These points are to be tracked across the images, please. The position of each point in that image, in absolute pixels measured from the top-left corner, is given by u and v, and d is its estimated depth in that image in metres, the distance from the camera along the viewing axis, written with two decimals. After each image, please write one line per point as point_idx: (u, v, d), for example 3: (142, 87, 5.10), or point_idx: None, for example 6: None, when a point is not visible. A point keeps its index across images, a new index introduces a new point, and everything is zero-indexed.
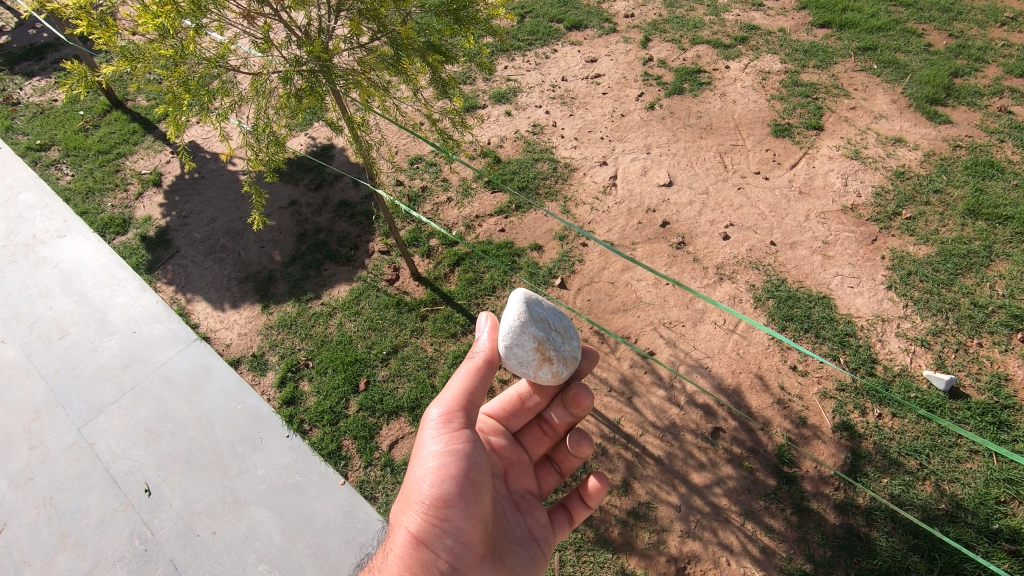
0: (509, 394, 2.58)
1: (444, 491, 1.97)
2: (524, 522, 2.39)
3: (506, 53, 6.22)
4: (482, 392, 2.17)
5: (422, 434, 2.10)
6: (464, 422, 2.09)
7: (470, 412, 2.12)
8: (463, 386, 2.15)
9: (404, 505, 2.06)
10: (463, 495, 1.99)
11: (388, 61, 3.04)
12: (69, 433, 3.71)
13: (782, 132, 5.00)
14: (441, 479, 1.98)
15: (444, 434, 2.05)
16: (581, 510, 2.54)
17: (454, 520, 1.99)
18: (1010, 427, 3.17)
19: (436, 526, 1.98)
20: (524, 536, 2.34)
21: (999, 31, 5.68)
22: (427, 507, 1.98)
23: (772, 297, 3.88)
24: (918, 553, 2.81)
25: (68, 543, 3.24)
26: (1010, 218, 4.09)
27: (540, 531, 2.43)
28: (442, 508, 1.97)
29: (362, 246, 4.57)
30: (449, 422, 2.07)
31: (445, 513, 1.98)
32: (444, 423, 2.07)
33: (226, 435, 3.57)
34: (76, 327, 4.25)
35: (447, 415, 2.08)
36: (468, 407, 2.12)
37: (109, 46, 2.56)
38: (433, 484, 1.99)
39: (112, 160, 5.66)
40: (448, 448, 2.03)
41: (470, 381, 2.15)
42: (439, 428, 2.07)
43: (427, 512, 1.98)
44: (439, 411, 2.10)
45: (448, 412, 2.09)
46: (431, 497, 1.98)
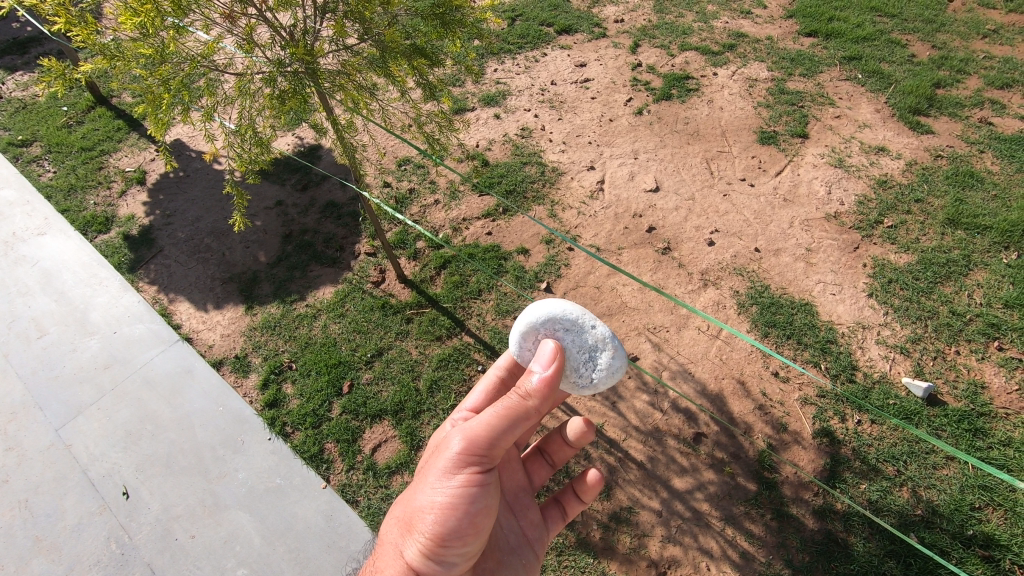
0: (491, 380, 2.50)
1: (448, 532, 1.83)
2: (517, 526, 2.37)
3: (496, 56, 6.22)
4: (513, 437, 1.91)
5: (434, 463, 1.91)
6: (482, 464, 1.90)
7: (494, 453, 1.91)
8: (495, 426, 1.88)
9: (399, 530, 1.90)
10: (466, 536, 1.87)
11: (374, 62, 3.03)
12: (47, 435, 3.65)
13: (768, 139, 5.05)
14: (448, 520, 1.83)
15: (460, 473, 1.87)
16: (575, 503, 2.46)
17: (452, 557, 1.88)
18: (985, 434, 3.22)
19: (433, 563, 1.85)
20: (518, 541, 2.34)
21: (981, 43, 5.78)
22: (428, 543, 1.83)
23: (755, 303, 3.91)
24: (895, 558, 2.84)
25: (43, 546, 3.19)
26: (989, 228, 4.15)
27: (534, 533, 2.41)
28: (443, 547, 1.84)
29: (348, 248, 4.55)
30: (468, 461, 1.88)
31: (445, 551, 1.85)
32: (462, 461, 1.88)
33: (207, 438, 3.53)
34: (55, 327, 4.20)
35: (467, 454, 1.88)
36: (493, 448, 1.89)
37: (88, 44, 2.53)
38: (438, 522, 1.83)
39: (95, 157, 5.59)
40: (460, 490, 1.86)
41: (504, 424, 1.88)
42: (456, 464, 1.87)
43: (427, 549, 1.83)
44: (461, 446, 1.88)
45: (470, 451, 1.88)
46: (434, 536, 1.83)
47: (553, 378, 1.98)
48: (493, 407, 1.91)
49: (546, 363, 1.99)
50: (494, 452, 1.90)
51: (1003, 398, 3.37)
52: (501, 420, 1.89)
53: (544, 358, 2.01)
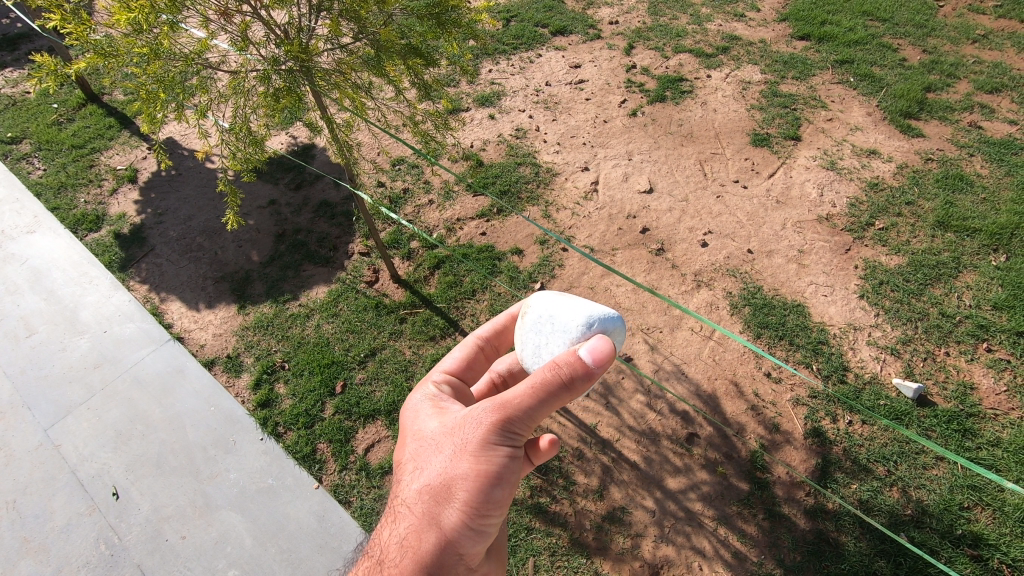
0: (468, 344, 2.30)
1: (490, 502, 1.70)
2: None
3: (491, 57, 6.23)
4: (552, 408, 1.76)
5: (471, 430, 1.73)
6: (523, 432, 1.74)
7: (534, 423, 1.73)
8: (540, 394, 1.69)
9: (429, 500, 1.71)
10: (504, 504, 1.74)
11: (369, 62, 3.02)
12: (35, 435, 3.61)
13: (761, 142, 5.08)
14: (491, 489, 1.69)
15: (502, 440, 1.71)
16: (523, 466, 2.07)
17: (488, 528, 1.74)
18: (974, 434, 3.26)
19: (470, 536, 1.70)
20: None
21: (971, 48, 5.84)
22: (468, 514, 1.68)
23: (748, 304, 3.94)
24: (885, 557, 2.86)
25: (31, 548, 3.15)
26: (978, 231, 4.19)
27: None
28: (483, 518, 1.70)
29: (342, 247, 4.54)
30: (510, 428, 1.71)
31: (484, 522, 1.71)
32: (505, 430, 1.71)
33: (199, 438, 3.51)
34: (44, 326, 4.15)
35: (510, 422, 1.70)
36: (534, 417, 1.73)
37: (80, 41, 2.51)
38: (480, 490, 1.68)
39: (86, 155, 5.54)
40: (502, 457, 1.70)
41: (550, 396, 1.70)
42: (497, 432, 1.70)
43: (468, 520, 1.68)
44: (503, 413, 1.69)
45: (513, 418, 1.70)
46: (477, 506, 1.68)
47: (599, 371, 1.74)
48: (534, 373, 1.71)
49: (595, 355, 1.72)
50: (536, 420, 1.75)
51: (991, 399, 3.40)
52: (544, 389, 1.69)
53: (592, 348, 1.74)
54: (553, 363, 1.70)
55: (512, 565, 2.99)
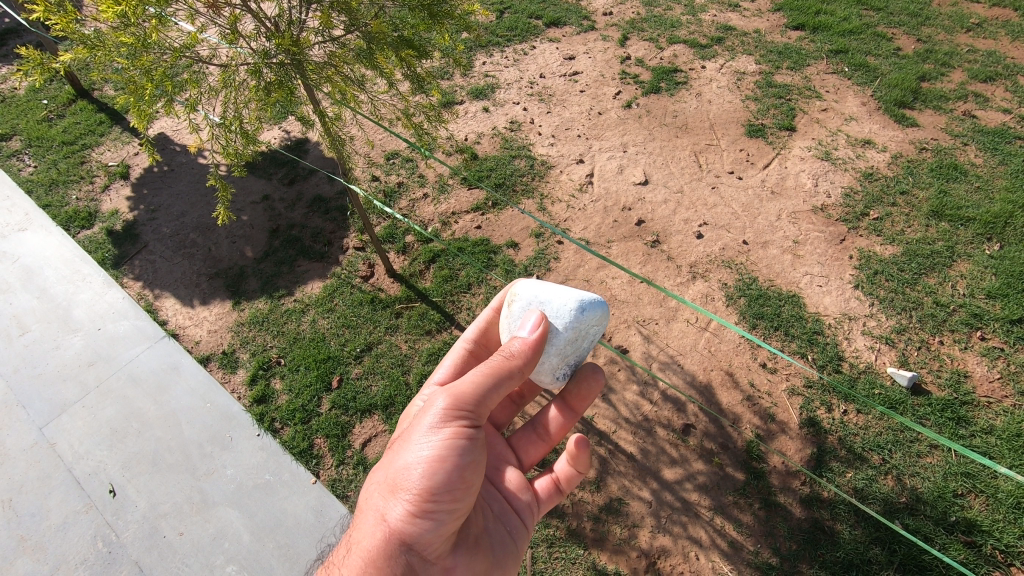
0: (457, 351, 2.49)
1: (436, 488, 1.78)
2: (500, 494, 2.22)
3: (484, 49, 6.18)
4: (501, 392, 1.96)
5: (419, 420, 1.89)
6: (472, 420, 1.89)
7: (483, 404, 1.91)
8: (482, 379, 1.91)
9: (382, 495, 1.84)
10: (454, 492, 1.80)
11: (361, 54, 3.00)
12: (30, 434, 3.60)
13: (756, 133, 5.07)
14: (436, 473, 1.78)
15: (447, 426, 1.85)
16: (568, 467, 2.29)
17: (440, 517, 1.80)
18: (967, 422, 3.28)
19: (419, 525, 1.78)
20: (501, 508, 2.18)
21: (965, 37, 5.83)
22: (414, 501, 1.77)
23: (743, 295, 3.94)
24: (880, 545, 2.88)
25: (28, 546, 3.14)
26: (972, 220, 4.21)
27: (520, 500, 2.23)
28: (430, 504, 1.77)
29: (336, 242, 4.52)
30: (455, 414, 1.87)
31: (432, 509, 1.78)
32: (451, 414, 1.86)
33: (195, 435, 3.50)
34: (37, 324, 4.13)
35: (457, 405, 1.87)
36: (482, 400, 1.91)
37: (68, 33, 2.48)
38: (425, 476, 1.78)
39: (77, 151, 5.49)
40: (450, 442, 1.82)
41: (492, 378, 1.92)
42: (444, 416, 1.86)
43: (414, 508, 1.77)
44: (447, 400, 1.87)
45: (460, 404, 1.87)
46: (422, 492, 1.77)
47: (537, 344, 2.04)
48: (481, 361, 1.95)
49: (532, 329, 2.07)
50: (484, 406, 1.91)
51: (985, 387, 3.42)
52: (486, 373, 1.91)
53: (529, 326, 2.09)
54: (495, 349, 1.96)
55: None
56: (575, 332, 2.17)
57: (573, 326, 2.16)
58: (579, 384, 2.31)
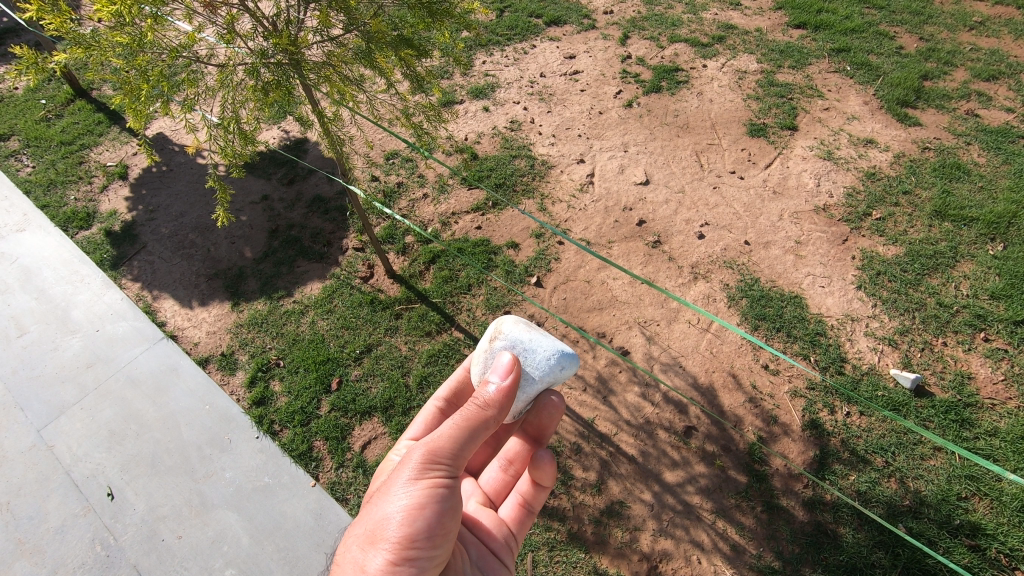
0: (428, 411, 2.41)
1: (417, 535, 1.69)
2: (476, 539, 2.15)
3: (484, 48, 6.16)
4: (478, 441, 1.88)
5: (397, 468, 1.79)
6: (452, 467, 1.81)
7: (463, 455, 1.84)
8: (461, 428, 1.84)
9: (358, 545, 1.70)
10: (436, 539, 1.72)
11: (359, 53, 2.96)
12: (28, 436, 3.58)
13: (757, 132, 5.05)
14: (416, 521, 1.70)
15: (426, 474, 1.76)
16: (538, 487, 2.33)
17: (421, 565, 1.70)
18: (972, 424, 3.25)
19: (400, 575, 1.66)
20: (478, 554, 2.11)
21: (968, 35, 5.80)
22: (395, 551, 1.67)
23: (746, 296, 3.92)
24: (884, 548, 2.86)
25: (26, 549, 3.13)
26: (976, 220, 4.18)
27: (496, 542, 2.19)
28: (412, 552, 1.68)
29: (336, 243, 4.50)
30: (434, 462, 1.78)
31: (413, 558, 1.69)
32: (430, 463, 1.78)
33: (193, 437, 3.48)
34: (36, 325, 4.11)
35: (436, 454, 1.79)
36: (461, 449, 1.83)
37: (62, 32, 2.44)
38: (406, 525, 1.69)
39: (75, 151, 5.47)
40: (429, 491, 1.74)
41: (470, 427, 1.84)
42: (424, 464, 1.77)
43: (394, 558, 1.66)
44: (426, 447, 1.79)
45: (437, 452, 1.79)
46: (403, 541, 1.68)
47: (511, 390, 1.93)
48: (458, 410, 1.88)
49: (504, 374, 1.95)
50: (463, 453, 1.84)
51: (989, 388, 3.39)
52: (465, 423, 1.85)
53: (502, 369, 1.97)
54: (472, 396, 1.90)
55: None
56: (545, 382, 2.21)
57: (545, 373, 2.18)
58: (540, 414, 2.31)
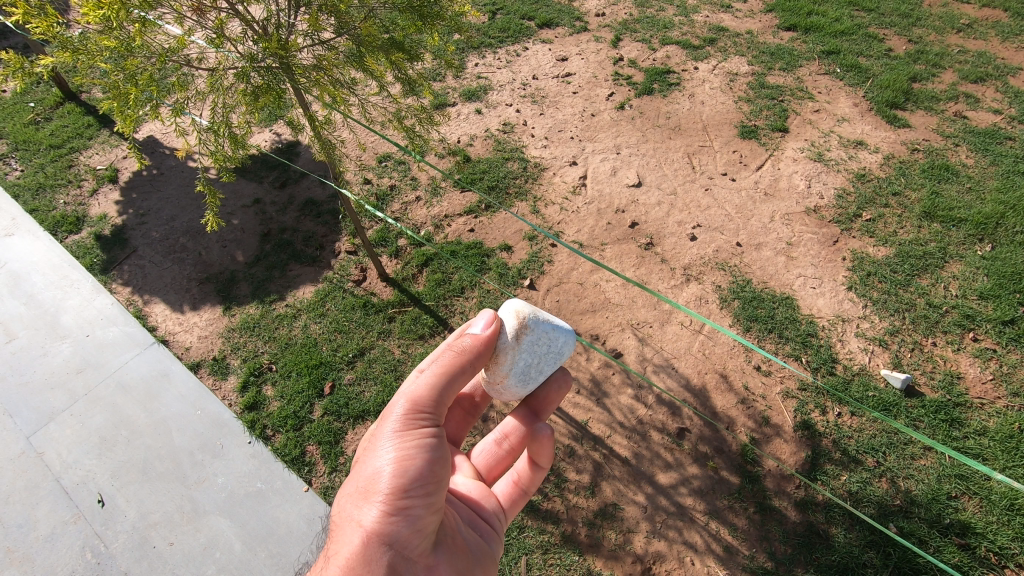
0: None
1: (409, 483, 1.67)
2: (465, 504, 2.10)
3: (476, 51, 6.16)
4: (457, 386, 1.90)
5: (383, 423, 1.78)
6: (435, 416, 1.82)
7: (445, 402, 1.85)
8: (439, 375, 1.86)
9: (352, 504, 1.67)
10: (429, 485, 1.70)
11: (350, 57, 2.95)
12: (17, 443, 3.55)
13: (749, 134, 5.08)
14: (407, 469, 1.67)
15: (411, 426, 1.76)
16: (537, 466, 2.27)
17: (417, 513, 1.67)
18: (961, 424, 3.28)
19: (397, 524, 1.63)
20: (468, 517, 2.05)
21: (955, 37, 5.85)
22: (389, 501, 1.64)
23: (737, 298, 3.94)
24: (875, 548, 2.88)
25: (15, 558, 3.10)
26: (964, 221, 4.22)
27: (484, 510, 2.13)
28: (406, 500, 1.65)
29: (328, 246, 4.48)
30: (417, 412, 1.79)
31: (408, 506, 1.66)
32: (413, 414, 1.78)
33: (185, 443, 3.46)
34: (24, 331, 4.08)
35: (418, 404, 1.80)
36: (442, 397, 1.84)
37: (49, 36, 2.43)
38: (397, 474, 1.66)
39: (64, 155, 5.43)
40: (416, 439, 1.73)
41: (447, 373, 1.86)
42: (407, 417, 1.77)
43: (389, 507, 1.63)
44: (406, 399, 1.78)
45: (419, 403, 1.80)
46: (396, 490, 1.65)
47: (492, 339, 1.99)
48: (434, 361, 1.90)
49: (486, 326, 1.99)
50: (444, 401, 1.85)
51: (978, 388, 3.43)
52: (442, 371, 1.86)
53: (482, 321, 2.02)
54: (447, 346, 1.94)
55: (504, 564, 2.98)
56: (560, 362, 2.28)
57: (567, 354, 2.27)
58: (546, 388, 2.32)
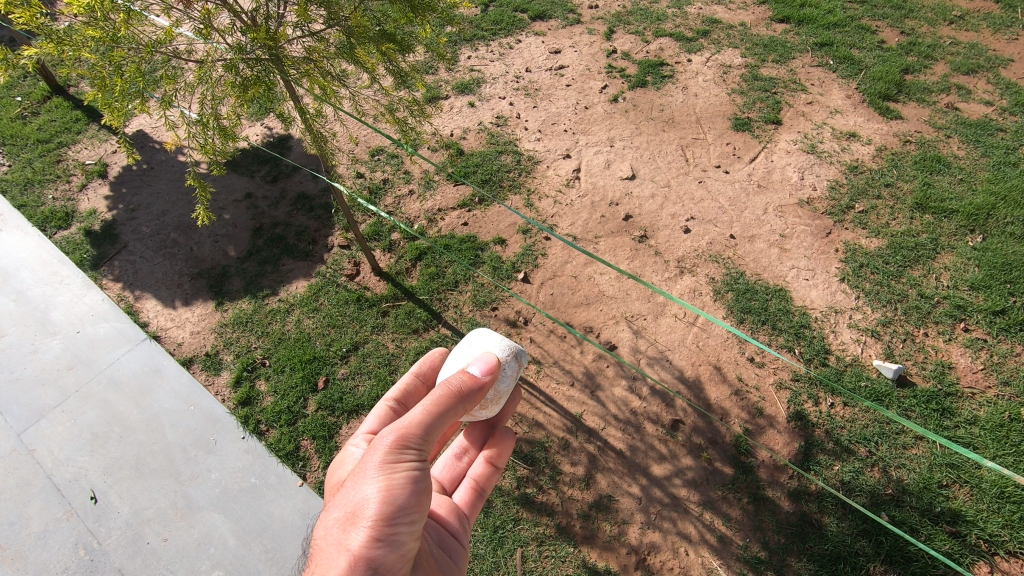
0: (380, 408, 2.27)
1: (397, 510, 1.67)
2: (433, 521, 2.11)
3: (469, 43, 6.12)
4: (447, 421, 1.90)
5: (370, 452, 1.76)
6: (422, 448, 1.81)
7: (434, 436, 1.85)
8: (432, 409, 1.85)
9: (337, 528, 1.64)
10: (415, 513, 1.71)
11: (341, 48, 2.92)
12: (8, 440, 3.52)
13: (742, 126, 5.07)
14: (396, 497, 1.67)
15: (401, 456, 1.75)
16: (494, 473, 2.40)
17: (402, 539, 1.68)
18: (952, 413, 3.31)
19: (383, 550, 1.63)
20: (441, 536, 2.07)
21: (947, 29, 5.87)
22: (376, 527, 1.63)
23: (731, 290, 3.94)
24: (867, 537, 2.91)
25: (7, 555, 3.08)
26: (955, 212, 4.24)
27: (452, 525, 2.16)
28: (393, 526, 1.65)
29: (321, 240, 4.46)
30: (407, 444, 1.77)
31: (394, 532, 1.66)
32: (403, 444, 1.76)
33: (178, 439, 3.44)
34: (14, 327, 4.04)
35: (408, 435, 1.78)
36: (432, 431, 1.84)
37: (32, 27, 2.38)
38: (386, 501, 1.66)
39: (52, 150, 5.36)
40: (405, 468, 1.73)
41: (440, 409, 1.87)
42: (397, 446, 1.76)
43: (376, 534, 1.62)
44: (397, 431, 1.76)
45: (409, 434, 1.79)
46: (384, 517, 1.64)
47: (487, 383, 2.08)
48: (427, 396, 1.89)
49: (483, 371, 2.09)
50: (434, 436, 1.84)
51: (968, 378, 3.45)
52: (435, 406, 1.86)
53: (481, 364, 2.12)
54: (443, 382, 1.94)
55: (499, 557, 2.99)
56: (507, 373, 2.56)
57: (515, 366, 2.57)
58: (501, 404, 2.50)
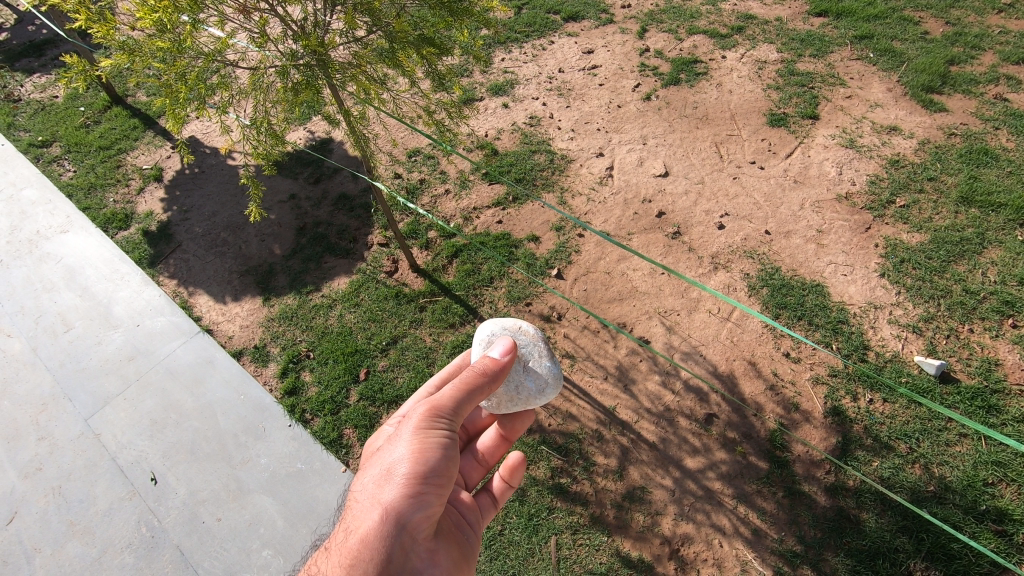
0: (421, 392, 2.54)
1: (427, 471, 1.91)
2: (457, 510, 2.31)
3: (502, 46, 6.23)
4: (476, 399, 2.15)
5: (404, 421, 2.02)
6: (452, 417, 2.06)
7: (464, 410, 2.11)
8: (463, 385, 2.12)
9: (373, 484, 1.90)
10: (443, 476, 1.94)
11: (383, 54, 3.04)
12: (76, 424, 3.79)
13: (778, 122, 5.03)
14: (426, 459, 1.92)
15: (433, 423, 2.00)
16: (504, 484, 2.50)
17: (430, 501, 1.91)
18: (999, 411, 3.23)
19: (412, 506, 1.87)
20: (460, 519, 2.28)
21: (996, 18, 5.67)
22: (407, 484, 1.87)
23: (766, 285, 3.93)
24: (907, 533, 2.87)
25: (77, 530, 3.33)
26: (1004, 205, 4.11)
27: (471, 516, 2.35)
28: (422, 486, 1.89)
29: (361, 239, 4.62)
30: (438, 413, 2.03)
31: (423, 492, 1.89)
32: (433, 416, 2.02)
33: (230, 425, 3.64)
34: (80, 321, 4.33)
35: (438, 407, 2.04)
36: (462, 405, 2.10)
37: (108, 40, 2.59)
38: (418, 462, 1.91)
39: (113, 156, 5.71)
40: (436, 434, 1.98)
41: (469, 386, 2.12)
42: (429, 415, 2.01)
43: (407, 490, 1.86)
44: (431, 401, 2.03)
45: (438, 407, 2.04)
46: (415, 476, 1.89)
47: (508, 364, 2.27)
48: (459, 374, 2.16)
49: (503, 351, 2.28)
50: (464, 408, 2.10)
51: (1017, 375, 3.36)
52: (466, 382, 2.13)
53: (500, 348, 2.31)
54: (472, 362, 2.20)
55: (534, 544, 3.07)
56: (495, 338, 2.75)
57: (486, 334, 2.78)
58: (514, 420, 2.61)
